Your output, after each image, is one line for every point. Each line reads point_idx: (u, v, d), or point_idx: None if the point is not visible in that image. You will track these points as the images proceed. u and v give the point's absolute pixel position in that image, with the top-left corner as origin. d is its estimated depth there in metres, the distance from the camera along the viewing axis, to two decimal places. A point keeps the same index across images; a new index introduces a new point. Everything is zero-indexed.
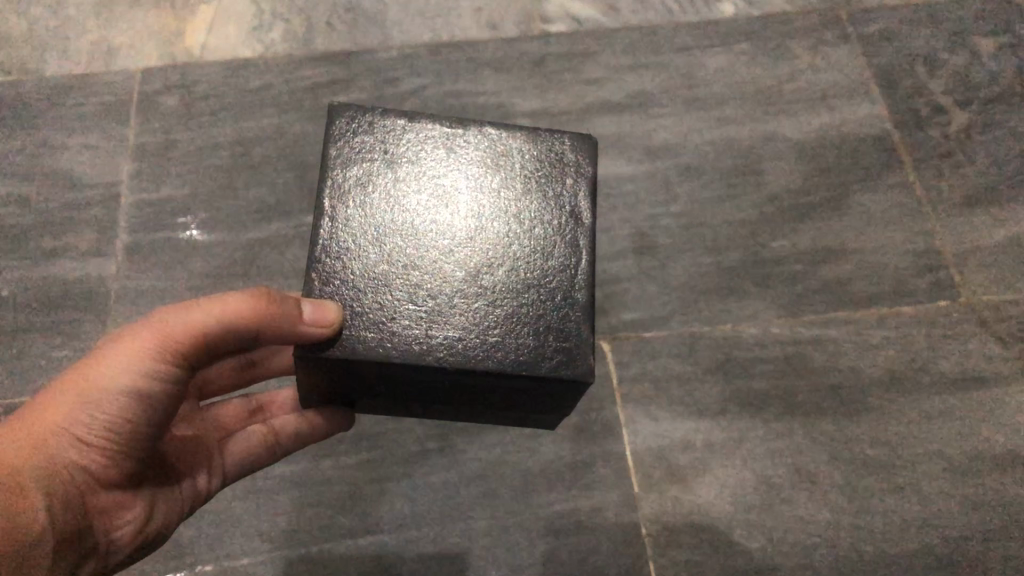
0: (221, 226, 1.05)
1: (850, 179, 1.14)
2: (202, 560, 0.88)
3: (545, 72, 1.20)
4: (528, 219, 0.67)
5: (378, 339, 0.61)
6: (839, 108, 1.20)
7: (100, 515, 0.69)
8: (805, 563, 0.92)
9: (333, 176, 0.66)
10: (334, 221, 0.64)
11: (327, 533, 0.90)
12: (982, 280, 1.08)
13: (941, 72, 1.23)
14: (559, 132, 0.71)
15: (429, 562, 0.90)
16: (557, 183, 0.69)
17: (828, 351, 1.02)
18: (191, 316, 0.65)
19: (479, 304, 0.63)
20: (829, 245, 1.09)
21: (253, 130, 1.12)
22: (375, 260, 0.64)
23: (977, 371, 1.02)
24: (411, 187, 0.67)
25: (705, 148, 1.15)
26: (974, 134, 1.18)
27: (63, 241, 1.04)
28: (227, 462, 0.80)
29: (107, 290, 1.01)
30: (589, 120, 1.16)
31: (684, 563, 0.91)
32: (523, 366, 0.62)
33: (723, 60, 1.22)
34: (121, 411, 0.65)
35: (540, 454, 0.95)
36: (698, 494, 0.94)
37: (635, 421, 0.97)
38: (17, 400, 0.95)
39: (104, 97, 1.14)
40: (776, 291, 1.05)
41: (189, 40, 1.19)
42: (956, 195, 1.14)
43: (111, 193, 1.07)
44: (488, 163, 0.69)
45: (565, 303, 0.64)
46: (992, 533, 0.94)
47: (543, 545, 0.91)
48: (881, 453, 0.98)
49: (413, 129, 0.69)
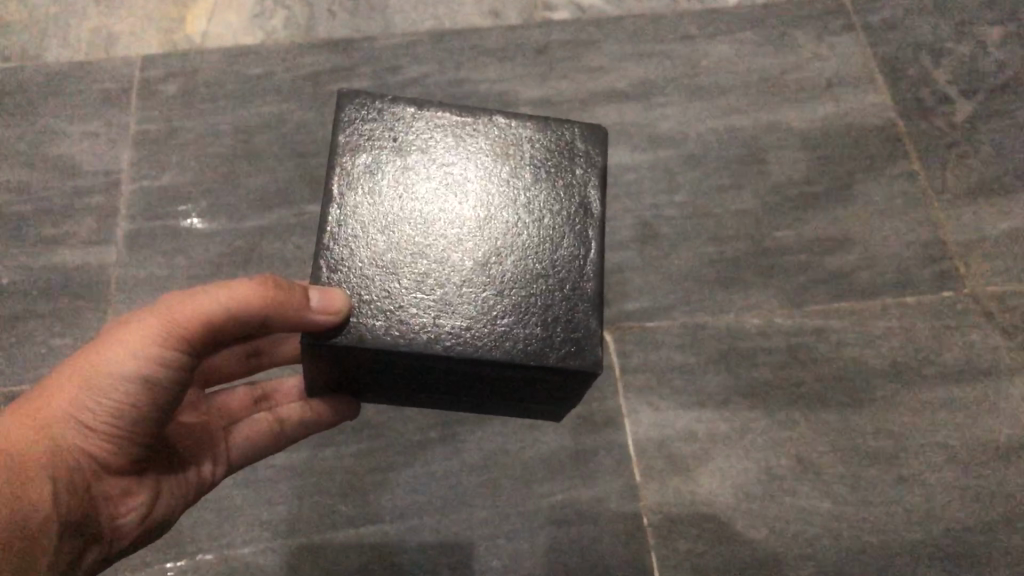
0: (222, 214, 1.05)
1: (854, 168, 1.13)
2: (204, 549, 0.88)
3: (548, 60, 1.19)
4: (537, 208, 0.67)
5: (385, 328, 0.61)
6: (844, 97, 1.19)
7: (105, 500, 0.69)
8: (807, 554, 0.92)
9: (342, 163, 0.65)
10: (343, 208, 0.64)
11: (328, 521, 0.90)
12: (987, 271, 1.07)
13: (947, 61, 1.22)
14: (570, 121, 0.70)
15: (430, 551, 0.90)
16: (567, 172, 0.68)
17: (832, 342, 1.02)
18: (199, 302, 0.65)
19: (487, 294, 0.63)
20: (832, 236, 1.08)
21: (254, 118, 1.11)
22: (383, 248, 0.63)
23: (981, 362, 1.02)
24: (420, 175, 0.66)
25: (708, 137, 1.14)
26: (979, 124, 1.18)
27: (64, 229, 1.04)
28: (232, 450, 0.80)
29: (107, 278, 1.01)
30: (592, 108, 1.16)
31: (685, 554, 0.91)
32: (531, 356, 0.62)
33: (727, 49, 1.22)
34: (126, 397, 0.65)
35: (541, 444, 0.95)
36: (699, 484, 0.94)
37: (637, 411, 0.97)
38: (18, 388, 0.95)
39: (105, 84, 1.13)
40: (779, 281, 1.05)
41: (190, 27, 1.18)
42: (961, 185, 1.13)
43: (112, 181, 1.07)
44: (498, 152, 0.68)
45: (574, 293, 0.64)
46: (994, 524, 0.94)
47: (545, 534, 0.91)
48: (884, 444, 0.98)
49: (423, 116, 0.69)
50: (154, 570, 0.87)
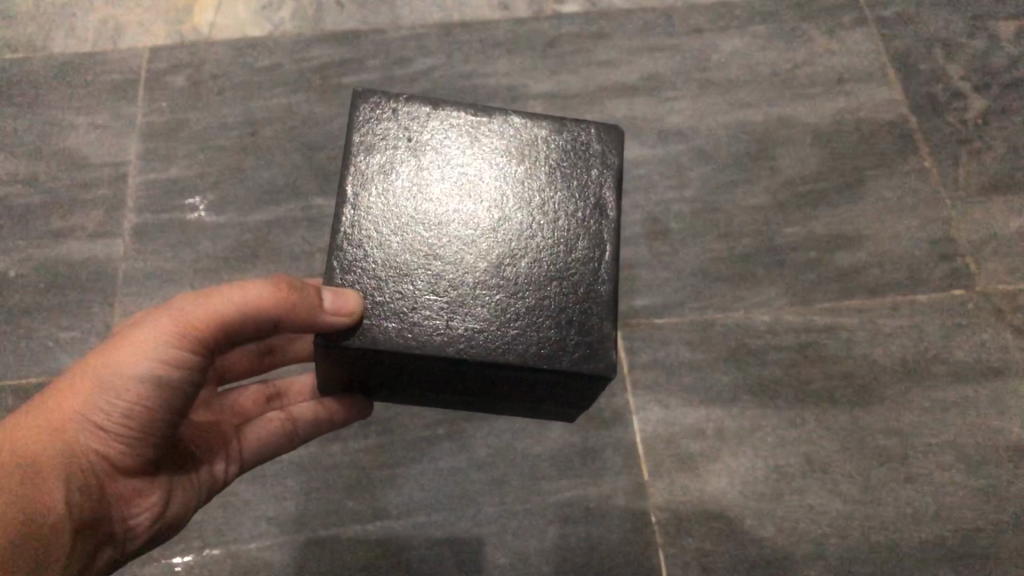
0: (229, 207, 1.04)
1: (866, 164, 1.13)
2: (212, 544, 0.88)
3: (558, 54, 1.18)
4: (551, 210, 0.66)
5: (398, 330, 0.60)
6: (856, 92, 1.18)
7: (118, 502, 0.69)
8: (816, 553, 0.92)
9: (356, 162, 0.65)
10: (357, 208, 0.64)
11: (336, 517, 0.90)
12: (999, 269, 1.06)
13: (961, 56, 1.21)
14: (585, 121, 0.69)
15: (437, 547, 0.90)
16: (582, 173, 0.68)
17: (842, 340, 1.02)
18: (212, 302, 0.64)
19: (501, 296, 0.63)
20: (843, 233, 1.08)
21: (262, 110, 1.11)
22: (398, 249, 0.63)
23: (992, 361, 1.02)
24: (435, 176, 0.66)
25: (718, 132, 1.13)
26: (992, 120, 1.16)
27: (71, 221, 1.03)
28: (244, 448, 0.81)
29: (115, 272, 1.00)
30: (601, 102, 1.15)
31: (694, 552, 0.91)
32: (545, 359, 0.61)
33: (738, 43, 1.20)
34: (139, 398, 0.65)
35: (549, 441, 0.95)
36: (708, 483, 0.94)
37: (646, 408, 0.97)
38: (25, 380, 0.94)
39: (113, 76, 1.13)
40: (789, 279, 1.04)
41: (199, 18, 1.17)
42: (974, 182, 1.12)
43: (119, 173, 1.06)
44: (513, 153, 0.68)
45: (588, 296, 0.64)
46: (1004, 524, 0.94)
47: (553, 531, 0.91)
48: (894, 443, 0.97)
49: (437, 116, 0.68)
50: (162, 564, 0.87)
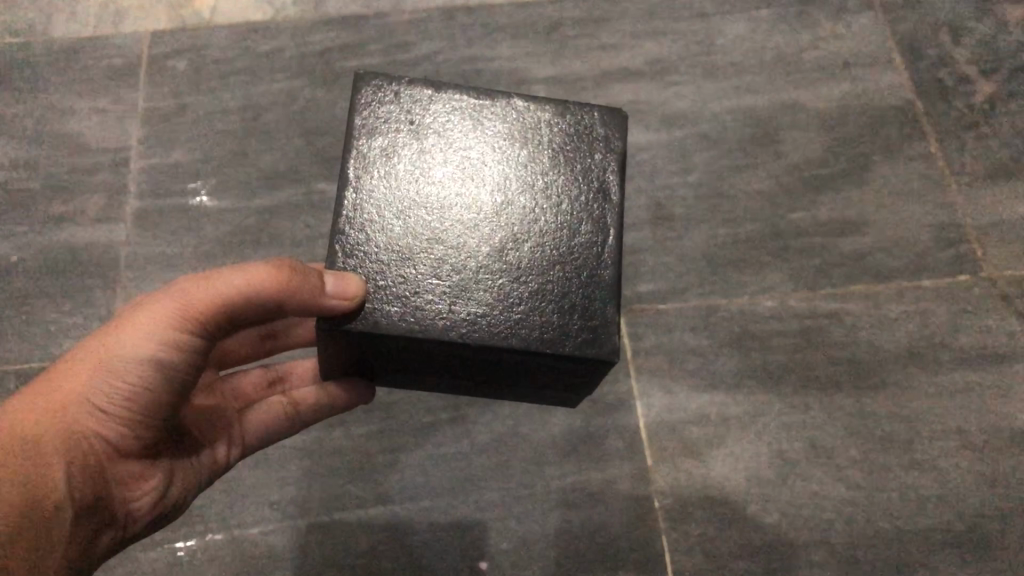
0: (231, 192, 1.04)
1: (872, 150, 1.12)
2: (215, 529, 0.88)
3: (561, 38, 1.17)
4: (555, 194, 0.65)
5: (401, 313, 0.60)
6: (862, 77, 1.17)
7: (118, 485, 0.69)
8: (820, 538, 0.92)
9: (357, 146, 0.65)
10: (358, 192, 0.63)
11: (339, 502, 0.90)
12: (1005, 254, 1.06)
13: (968, 40, 1.19)
14: (589, 105, 0.69)
15: (440, 532, 0.90)
16: (586, 157, 0.67)
17: (847, 326, 1.01)
18: (215, 285, 0.64)
19: (503, 281, 0.62)
20: (849, 217, 1.07)
21: (264, 94, 1.10)
22: (399, 233, 0.62)
23: (998, 347, 1.01)
24: (437, 159, 0.65)
25: (723, 116, 1.12)
26: (998, 105, 1.15)
27: (73, 206, 1.03)
28: (245, 432, 0.81)
29: (117, 256, 1.00)
30: (605, 87, 1.14)
31: (697, 537, 0.91)
32: (548, 344, 0.61)
33: (744, 27, 1.19)
34: (140, 381, 0.65)
35: (552, 426, 0.94)
36: (711, 468, 0.94)
37: (649, 394, 0.96)
38: (28, 365, 0.94)
39: (115, 60, 1.12)
40: (794, 264, 1.03)
41: (201, 2, 1.16)
42: (980, 167, 1.11)
43: (121, 158, 1.06)
44: (515, 136, 0.67)
45: (591, 281, 0.63)
46: (1008, 509, 0.94)
47: (556, 516, 0.91)
48: (898, 428, 0.97)
49: (440, 99, 0.68)
50: (164, 549, 0.87)
